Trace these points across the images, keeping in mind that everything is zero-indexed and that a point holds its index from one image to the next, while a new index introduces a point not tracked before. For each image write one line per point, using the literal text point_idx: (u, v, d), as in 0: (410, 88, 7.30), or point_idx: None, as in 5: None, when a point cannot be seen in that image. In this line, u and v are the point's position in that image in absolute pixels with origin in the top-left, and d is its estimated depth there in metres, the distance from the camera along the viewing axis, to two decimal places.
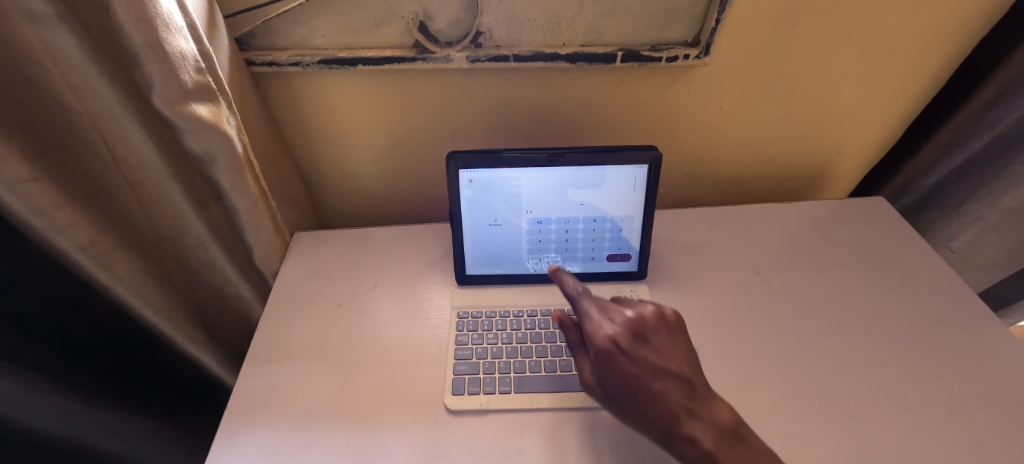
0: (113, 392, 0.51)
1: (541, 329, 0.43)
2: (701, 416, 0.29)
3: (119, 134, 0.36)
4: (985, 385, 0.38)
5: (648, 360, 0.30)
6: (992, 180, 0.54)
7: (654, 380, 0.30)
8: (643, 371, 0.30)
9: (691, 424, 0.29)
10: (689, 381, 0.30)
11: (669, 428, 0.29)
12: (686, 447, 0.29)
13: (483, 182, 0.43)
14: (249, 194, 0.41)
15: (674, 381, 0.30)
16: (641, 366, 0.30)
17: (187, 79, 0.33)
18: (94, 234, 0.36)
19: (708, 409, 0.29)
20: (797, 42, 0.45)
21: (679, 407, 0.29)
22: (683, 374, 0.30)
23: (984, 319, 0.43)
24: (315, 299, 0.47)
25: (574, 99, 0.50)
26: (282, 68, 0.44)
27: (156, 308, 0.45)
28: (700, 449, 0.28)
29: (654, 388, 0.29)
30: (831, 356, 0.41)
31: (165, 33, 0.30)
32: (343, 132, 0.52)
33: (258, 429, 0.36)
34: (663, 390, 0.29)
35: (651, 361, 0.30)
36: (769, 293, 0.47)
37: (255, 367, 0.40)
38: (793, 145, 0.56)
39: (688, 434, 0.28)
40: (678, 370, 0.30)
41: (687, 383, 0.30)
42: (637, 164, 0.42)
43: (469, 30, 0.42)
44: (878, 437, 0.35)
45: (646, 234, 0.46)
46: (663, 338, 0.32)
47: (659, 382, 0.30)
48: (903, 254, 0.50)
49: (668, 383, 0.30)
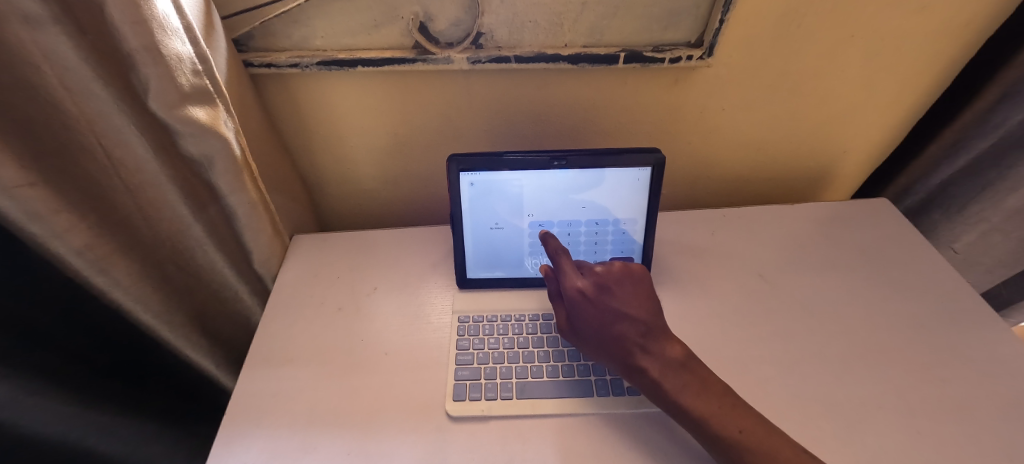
0: (111, 397, 0.50)
1: (542, 333, 0.43)
2: (652, 350, 0.35)
3: (115, 137, 0.35)
4: (991, 389, 0.38)
5: (609, 306, 0.37)
6: (996, 182, 0.53)
7: (613, 321, 0.37)
8: (604, 315, 0.37)
9: (642, 356, 0.35)
10: (644, 322, 0.37)
11: (624, 359, 0.36)
12: (640, 376, 0.35)
13: (485, 184, 0.42)
14: (247, 196, 0.41)
15: (630, 322, 0.36)
16: (603, 309, 0.37)
17: (184, 82, 0.32)
18: (91, 238, 0.36)
19: (660, 344, 0.36)
20: (801, 42, 0.44)
21: (634, 344, 0.36)
22: (640, 316, 0.37)
23: (990, 322, 0.43)
24: (315, 303, 0.46)
25: (576, 100, 0.49)
26: (281, 69, 0.43)
27: (154, 312, 0.44)
28: (650, 376, 0.34)
29: (612, 326, 0.36)
30: (836, 360, 0.41)
31: (161, 35, 0.30)
32: (342, 134, 0.51)
33: (257, 436, 0.36)
34: (618, 328, 0.36)
35: (610, 306, 0.37)
36: (773, 296, 0.47)
37: (254, 372, 0.40)
38: (795, 146, 0.55)
39: (640, 364, 0.35)
40: (635, 313, 0.37)
41: (641, 323, 0.36)
42: (639, 166, 0.42)
43: (469, 31, 0.42)
44: (884, 443, 0.35)
45: (649, 237, 0.46)
46: (624, 288, 0.39)
47: (616, 323, 0.37)
48: (907, 256, 0.50)
49: (624, 324, 0.36)
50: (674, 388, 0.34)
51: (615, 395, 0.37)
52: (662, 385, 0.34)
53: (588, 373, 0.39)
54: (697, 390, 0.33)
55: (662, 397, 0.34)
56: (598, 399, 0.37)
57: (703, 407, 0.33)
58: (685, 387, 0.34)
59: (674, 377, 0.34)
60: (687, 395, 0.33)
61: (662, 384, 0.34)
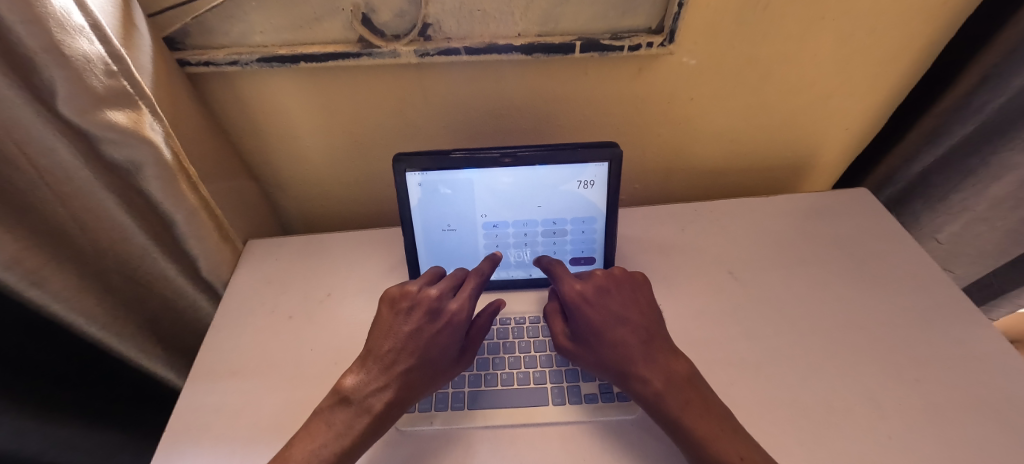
0: (68, 408, 0.49)
1: (499, 339, 0.41)
2: (653, 359, 0.34)
3: (36, 143, 0.32)
4: (965, 390, 0.36)
5: (610, 310, 0.37)
6: (980, 169, 0.51)
7: (613, 326, 0.36)
8: (605, 319, 0.37)
9: (644, 365, 0.34)
10: (646, 330, 0.36)
11: (624, 368, 0.35)
12: (640, 386, 0.34)
13: (434, 184, 0.40)
14: (184, 202, 0.39)
15: (631, 328, 0.36)
16: (603, 313, 0.37)
17: (96, 84, 0.30)
18: (20, 251, 0.34)
19: (662, 355, 0.35)
20: (770, 25, 0.42)
21: (634, 352, 0.35)
22: (640, 322, 0.37)
23: (967, 318, 0.41)
24: (266, 311, 0.45)
25: (534, 94, 0.47)
26: (220, 68, 0.41)
27: (100, 324, 0.43)
28: (651, 388, 0.33)
29: (612, 332, 0.36)
30: (804, 362, 0.39)
31: (62, 33, 0.28)
32: (293, 134, 0.49)
33: (196, 454, 0.34)
34: (619, 334, 0.36)
35: (612, 310, 0.37)
36: (742, 295, 0.45)
37: (198, 385, 0.39)
38: (770, 135, 0.53)
39: (642, 374, 0.34)
40: (637, 319, 0.37)
41: (643, 331, 0.36)
42: (596, 162, 0.40)
43: (415, 22, 0.39)
44: (851, 449, 0.33)
45: (610, 236, 0.44)
46: (624, 293, 0.39)
47: (617, 328, 0.36)
48: (886, 249, 0.48)
49: (624, 330, 0.36)
50: (675, 404, 0.32)
51: (571, 403, 0.36)
52: (664, 399, 0.33)
53: (544, 381, 0.38)
54: (699, 409, 0.32)
55: (661, 412, 0.33)
56: (553, 408, 0.36)
57: (706, 430, 0.31)
58: (687, 405, 0.32)
59: (676, 392, 0.33)
60: (689, 412, 0.32)
61: (664, 398, 0.33)
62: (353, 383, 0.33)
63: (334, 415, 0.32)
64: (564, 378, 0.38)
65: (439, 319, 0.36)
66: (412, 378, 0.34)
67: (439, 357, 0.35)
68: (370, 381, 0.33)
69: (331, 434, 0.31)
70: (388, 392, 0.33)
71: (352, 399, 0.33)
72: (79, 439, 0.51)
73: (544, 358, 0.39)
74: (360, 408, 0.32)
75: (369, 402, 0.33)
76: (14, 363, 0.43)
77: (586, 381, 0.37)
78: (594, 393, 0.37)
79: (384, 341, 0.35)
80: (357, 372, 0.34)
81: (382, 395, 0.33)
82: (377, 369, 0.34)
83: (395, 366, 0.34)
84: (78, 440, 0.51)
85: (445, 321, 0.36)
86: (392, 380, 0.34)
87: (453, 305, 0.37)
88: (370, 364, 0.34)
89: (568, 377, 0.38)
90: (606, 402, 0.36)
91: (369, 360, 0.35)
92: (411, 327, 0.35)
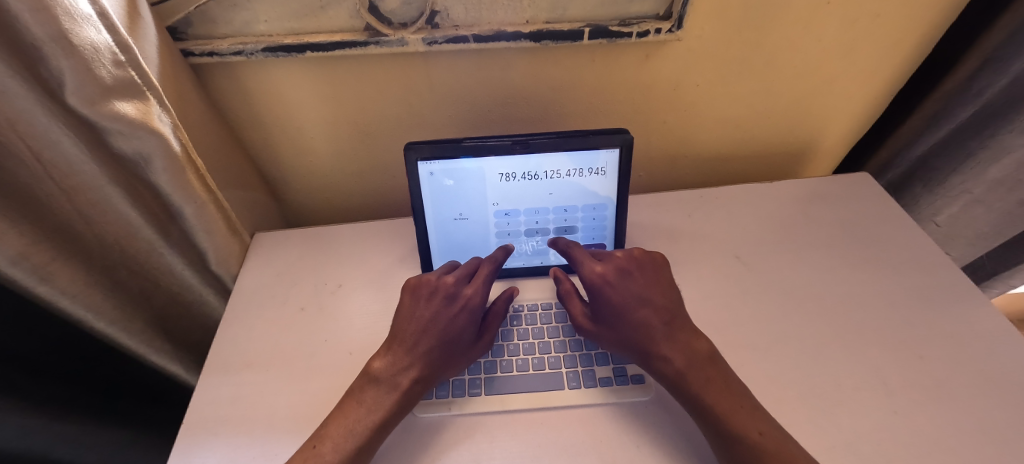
0: (78, 406, 0.49)
1: (513, 325, 0.42)
2: (675, 338, 0.35)
3: (43, 137, 0.31)
4: (969, 368, 0.37)
5: (632, 291, 0.38)
6: (978, 152, 0.52)
7: (635, 306, 0.37)
8: (628, 301, 0.38)
9: (666, 343, 0.35)
10: (667, 311, 0.37)
11: (646, 347, 0.36)
12: (663, 365, 0.35)
13: (445, 174, 0.40)
14: (192, 193, 0.39)
15: (653, 309, 0.37)
16: (626, 294, 0.38)
17: (104, 74, 0.30)
18: (29, 247, 0.33)
19: (683, 335, 0.36)
20: (776, 11, 0.42)
21: (655, 331, 0.36)
22: (661, 303, 0.38)
23: (969, 298, 0.42)
24: (278, 303, 0.45)
25: (541, 83, 0.47)
26: (224, 58, 0.40)
27: (109, 320, 0.42)
28: (673, 366, 0.34)
29: (634, 311, 0.37)
30: (811, 342, 0.40)
31: (70, 22, 0.27)
32: (299, 125, 0.49)
33: (217, 445, 0.34)
34: (641, 314, 0.37)
35: (634, 291, 0.38)
36: (749, 279, 0.45)
37: (214, 378, 0.39)
38: (774, 121, 0.54)
39: (663, 353, 0.35)
40: (658, 300, 0.38)
41: (665, 312, 0.37)
42: (607, 148, 0.40)
43: (423, 10, 0.38)
44: (860, 426, 0.34)
45: (619, 221, 0.44)
46: (646, 275, 0.40)
47: (639, 308, 0.37)
48: (888, 231, 0.49)
49: (646, 310, 0.37)
50: (697, 382, 0.33)
51: (586, 387, 0.37)
52: (685, 377, 0.34)
53: (559, 366, 0.38)
54: (719, 387, 0.33)
55: (682, 389, 0.33)
56: (570, 392, 0.36)
57: (725, 406, 0.32)
58: (708, 383, 0.33)
59: (697, 371, 0.34)
60: (710, 390, 0.33)
61: (685, 376, 0.34)
62: (381, 364, 0.35)
63: (365, 393, 0.33)
64: (578, 362, 0.38)
65: (455, 304, 0.38)
66: (435, 357, 0.36)
67: (458, 339, 0.37)
68: (396, 361, 0.35)
69: (363, 411, 0.32)
70: (414, 371, 0.35)
71: (381, 378, 0.34)
72: (91, 437, 0.51)
73: (558, 343, 0.40)
74: (388, 386, 0.34)
75: (397, 380, 0.34)
76: (21, 362, 0.42)
77: (600, 365, 0.38)
78: (609, 376, 0.37)
79: (408, 324, 0.37)
80: (384, 354, 0.35)
81: (409, 373, 0.34)
82: (401, 350, 0.35)
83: (418, 347, 0.36)
84: (90, 438, 0.51)
85: (461, 305, 0.38)
86: (417, 360, 0.35)
87: (468, 291, 0.39)
88: (396, 347, 0.36)
89: (583, 361, 0.38)
90: (621, 385, 0.37)
91: (394, 343, 0.36)
92: (431, 312, 0.37)
